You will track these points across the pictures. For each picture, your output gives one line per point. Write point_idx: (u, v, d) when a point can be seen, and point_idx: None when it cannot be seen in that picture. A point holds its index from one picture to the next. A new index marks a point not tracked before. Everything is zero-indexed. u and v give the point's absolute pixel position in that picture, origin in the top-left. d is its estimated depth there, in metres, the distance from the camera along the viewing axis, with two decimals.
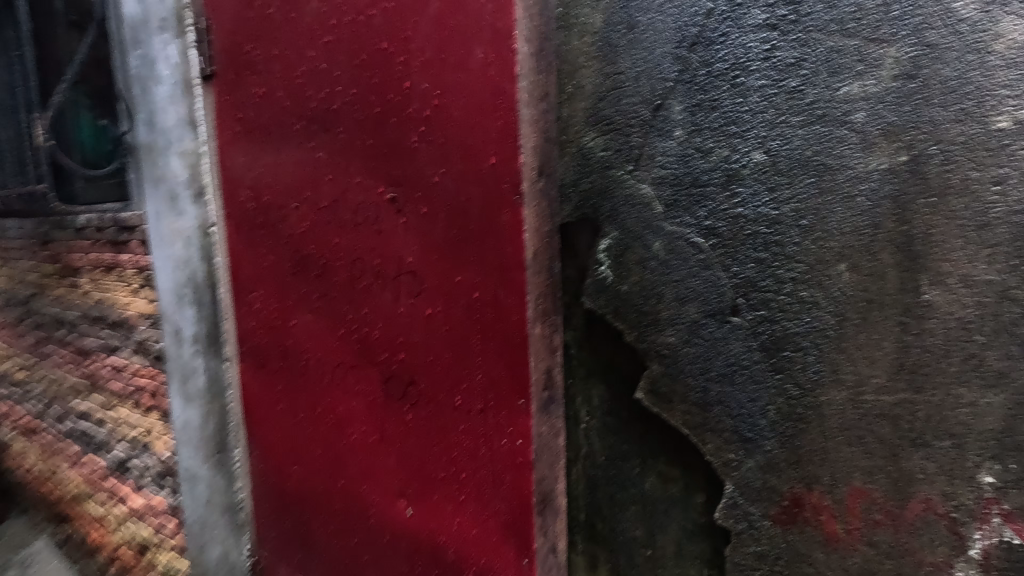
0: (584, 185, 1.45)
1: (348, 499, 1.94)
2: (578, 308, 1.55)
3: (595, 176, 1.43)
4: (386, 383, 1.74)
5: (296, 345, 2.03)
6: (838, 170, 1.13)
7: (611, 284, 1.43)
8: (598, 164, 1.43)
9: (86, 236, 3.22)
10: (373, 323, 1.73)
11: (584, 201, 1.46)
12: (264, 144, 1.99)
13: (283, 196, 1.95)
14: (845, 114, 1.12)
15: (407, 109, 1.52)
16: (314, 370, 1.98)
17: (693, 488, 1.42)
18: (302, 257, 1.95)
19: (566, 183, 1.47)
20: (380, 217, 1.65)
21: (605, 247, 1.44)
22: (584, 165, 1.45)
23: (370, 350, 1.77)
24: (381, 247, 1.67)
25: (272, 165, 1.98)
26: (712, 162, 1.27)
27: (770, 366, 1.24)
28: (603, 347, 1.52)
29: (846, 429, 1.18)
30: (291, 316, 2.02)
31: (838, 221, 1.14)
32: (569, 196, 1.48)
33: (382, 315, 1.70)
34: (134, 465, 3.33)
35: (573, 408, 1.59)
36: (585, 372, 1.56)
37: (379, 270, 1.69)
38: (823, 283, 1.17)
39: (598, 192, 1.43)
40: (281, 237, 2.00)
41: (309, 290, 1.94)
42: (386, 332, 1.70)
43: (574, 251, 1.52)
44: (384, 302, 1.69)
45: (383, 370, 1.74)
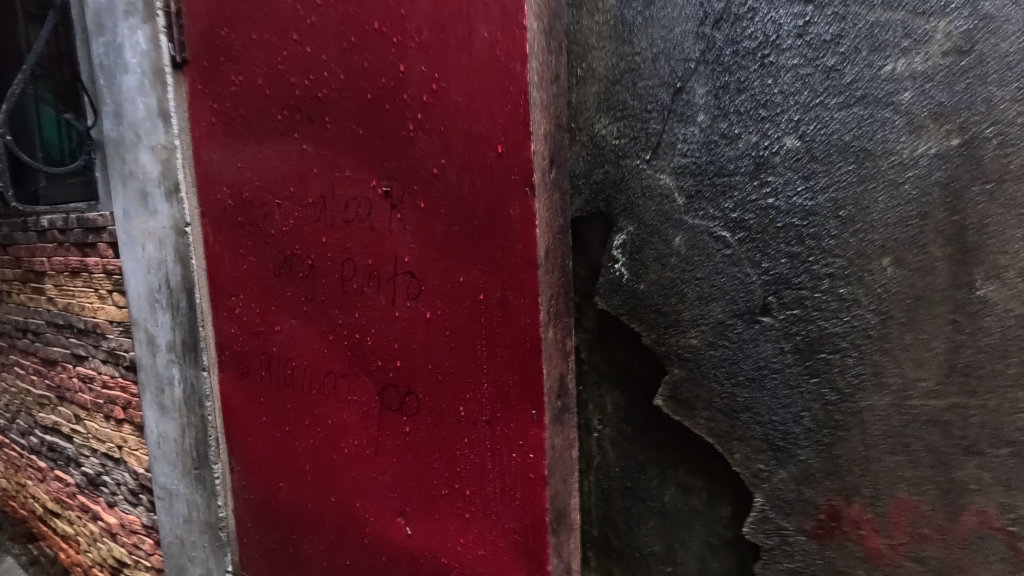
0: (596, 177, 1.35)
1: (342, 516, 1.81)
2: (590, 309, 1.44)
3: (608, 166, 1.33)
4: (381, 392, 1.61)
5: (283, 349, 1.89)
6: (881, 156, 1.04)
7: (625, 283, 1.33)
8: (612, 154, 1.32)
9: (51, 239, 3.02)
10: (367, 327, 1.60)
11: (596, 194, 1.36)
12: (243, 137, 1.84)
13: (267, 191, 1.81)
14: (891, 94, 1.02)
15: (401, 95, 1.39)
16: (302, 379, 1.85)
17: (716, 500, 1.31)
18: (286, 257, 1.81)
19: (577, 175, 1.37)
20: (372, 214, 1.52)
21: (620, 244, 1.33)
22: (598, 155, 1.34)
23: (363, 356, 1.64)
24: (373, 246, 1.54)
25: (254, 159, 1.83)
26: (739, 149, 1.17)
27: (806, 370, 1.15)
28: (616, 351, 1.41)
29: (890, 436, 1.08)
30: (278, 321, 1.88)
31: (881, 211, 1.05)
32: (581, 190, 1.38)
33: (377, 319, 1.57)
34: (106, 481, 3.14)
35: (584, 416, 1.48)
36: (596, 377, 1.46)
37: (371, 270, 1.56)
38: (864, 279, 1.07)
39: (612, 185, 1.33)
40: (265, 236, 1.86)
41: (295, 291, 1.80)
42: (380, 337, 1.58)
43: (586, 248, 1.41)
44: (377, 305, 1.56)
45: (377, 378, 1.61)
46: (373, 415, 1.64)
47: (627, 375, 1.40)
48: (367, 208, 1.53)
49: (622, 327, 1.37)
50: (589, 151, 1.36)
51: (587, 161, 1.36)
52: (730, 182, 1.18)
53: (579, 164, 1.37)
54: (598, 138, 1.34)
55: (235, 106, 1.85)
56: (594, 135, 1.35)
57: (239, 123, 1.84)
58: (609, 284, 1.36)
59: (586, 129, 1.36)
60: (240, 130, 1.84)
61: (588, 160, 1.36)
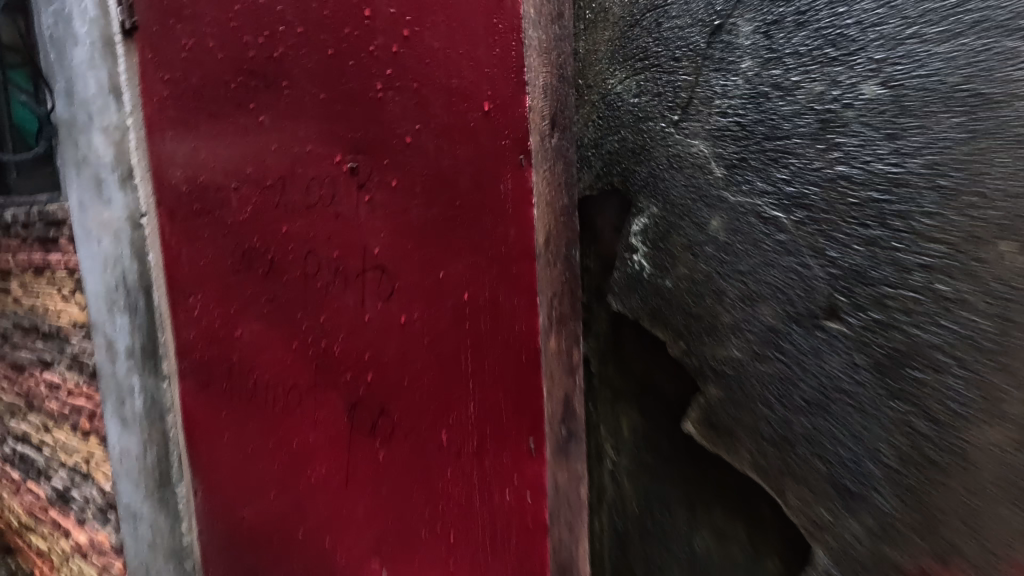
0: (612, 144, 1.19)
1: (312, 552, 1.55)
2: (603, 311, 1.23)
3: (625, 132, 1.17)
4: (350, 411, 1.35)
5: (245, 356, 1.62)
6: (1005, 103, 0.71)
7: (641, 279, 1.13)
8: (631, 118, 1.15)
9: (14, 235, 2.78)
10: (332, 333, 1.35)
11: (607, 167, 1.20)
12: (194, 110, 1.57)
13: (225, 173, 1.54)
14: (1021, 14, 0.69)
15: (367, 46, 1.12)
16: (265, 390, 1.59)
17: (763, 547, 1.00)
18: (245, 250, 1.54)
19: (587, 145, 1.24)
20: (335, 197, 1.26)
21: (638, 232, 1.14)
22: (614, 120, 1.19)
23: (328, 366, 1.38)
24: (337, 235, 1.28)
25: (208, 135, 1.56)
26: (797, 103, 0.91)
27: (886, 391, 0.85)
28: (628, 362, 1.19)
29: (1008, 485, 0.74)
30: (239, 323, 1.62)
31: (1005, 179, 0.72)
32: (592, 164, 1.24)
33: (343, 324, 1.32)
34: (74, 497, 2.90)
35: (597, 441, 1.27)
36: (605, 394, 1.23)
37: (336, 263, 1.30)
38: (972, 268, 0.76)
39: (628, 154, 1.16)
40: (223, 225, 1.59)
41: (254, 290, 1.54)
42: (347, 346, 1.32)
43: (596, 234, 1.23)
44: (344, 305, 1.31)
45: (347, 393, 1.35)
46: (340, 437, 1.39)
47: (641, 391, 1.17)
48: (329, 190, 1.27)
49: (636, 332, 1.16)
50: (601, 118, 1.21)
51: (601, 127, 1.22)
52: (782, 147, 0.93)
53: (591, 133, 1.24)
54: (616, 98, 1.19)
55: (186, 72, 1.58)
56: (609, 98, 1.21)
57: (190, 93, 1.58)
58: (622, 282, 1.17)
59: (599, 94, 1.22)
60: (190, 101, 1.58)
61: (602, 126, 1.22)
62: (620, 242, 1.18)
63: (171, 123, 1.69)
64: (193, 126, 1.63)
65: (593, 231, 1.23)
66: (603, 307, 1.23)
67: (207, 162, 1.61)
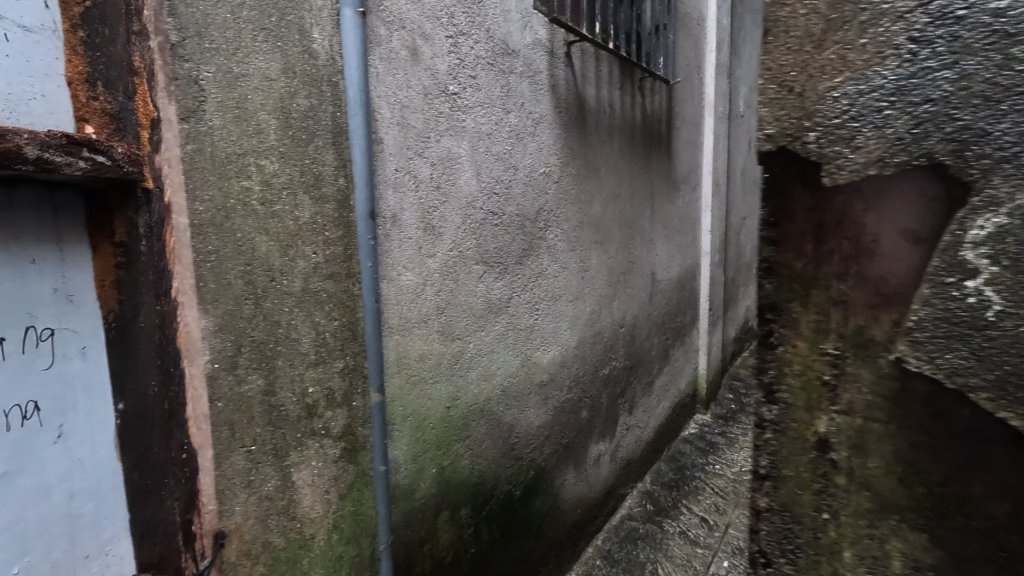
0: (913, 96, 0.69)
1: None
2: (868, 377, 0.77)
3: (949, 70, 0.68)
4: (190, 469, 1.10)
5: (213, 397, 1.16)
6: None
7: (969, 328, 0.69)
8: (950, 51, 0.67)
9: None
10: (138, 374, 1.02)
11: (922, 134, 0.70)
12: (180, 46, 1.06)
13: (118, 93, 0.94)
14: None
15: None
16: (153, 401, 1.04)
17: None
18: (132, 198, 0.98)
19: (857, 87, 0.72)
20: (153, 129, 1.01)
21: (978, 244, 0.68)
22: (907, 56, 0.69)
23: (139, 421, 1.02)
24: (160, 201, 1.03)
25: (197, 63, 1.10)
26: None
27: None
28: (905, 456, 0.76)
29: None
30: (230, 345, 1.19)
31: None
32: (860, 136, 0.73)
33: (150, 341, 1.04)
34: None
35: (832, 562, 0.84)
36: (853, 501, 0.81)
37: (160, 255, 1.04)
38: None
39: (958, 107, 0.68)
40: (212, 219, 1.14)
41: (141, 246, 1.00)
42: (163, 361, 1.05)
43: (857, 242, 0.76)
44: (131, 319, 1.00)
45: (165, 440, 1.06)
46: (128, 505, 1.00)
47: (928, 503, 0.76)
48: (143, 75, 0.98)
49: (921, 410, 0.74)
50: (858, 60, 0.72)
51: (868, 72, 0.71)
52: None
53: (838, 90, 0.73)
54: (892, 30, 0.69)
55: (222, 4, 1.14)
56: (882, 26, 0.70)
57: (183, 27, 1.07)
58: (928, 326, 0.71)
59: (861, 21, 0.71)
60: (201, 32, 1.10)
61: (869, 74, 0.71)
62: (931, 257, 0.71)
63: (181, 25, 1.06)
64: (129, 37, 0.96)
65: (845, 235, 0.77)
66: (863, 364, 0.77)
67: (276, 141, 1.27)
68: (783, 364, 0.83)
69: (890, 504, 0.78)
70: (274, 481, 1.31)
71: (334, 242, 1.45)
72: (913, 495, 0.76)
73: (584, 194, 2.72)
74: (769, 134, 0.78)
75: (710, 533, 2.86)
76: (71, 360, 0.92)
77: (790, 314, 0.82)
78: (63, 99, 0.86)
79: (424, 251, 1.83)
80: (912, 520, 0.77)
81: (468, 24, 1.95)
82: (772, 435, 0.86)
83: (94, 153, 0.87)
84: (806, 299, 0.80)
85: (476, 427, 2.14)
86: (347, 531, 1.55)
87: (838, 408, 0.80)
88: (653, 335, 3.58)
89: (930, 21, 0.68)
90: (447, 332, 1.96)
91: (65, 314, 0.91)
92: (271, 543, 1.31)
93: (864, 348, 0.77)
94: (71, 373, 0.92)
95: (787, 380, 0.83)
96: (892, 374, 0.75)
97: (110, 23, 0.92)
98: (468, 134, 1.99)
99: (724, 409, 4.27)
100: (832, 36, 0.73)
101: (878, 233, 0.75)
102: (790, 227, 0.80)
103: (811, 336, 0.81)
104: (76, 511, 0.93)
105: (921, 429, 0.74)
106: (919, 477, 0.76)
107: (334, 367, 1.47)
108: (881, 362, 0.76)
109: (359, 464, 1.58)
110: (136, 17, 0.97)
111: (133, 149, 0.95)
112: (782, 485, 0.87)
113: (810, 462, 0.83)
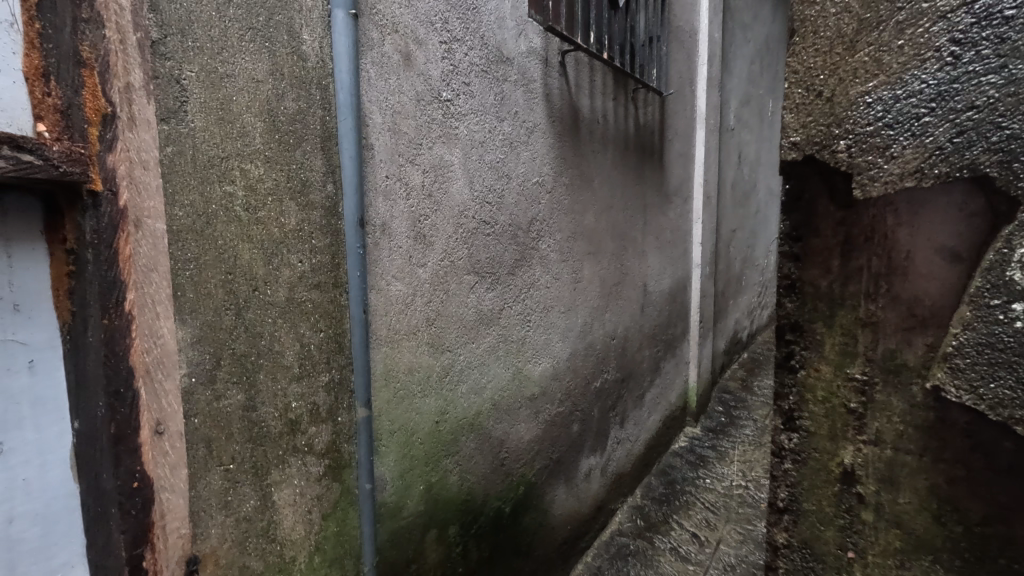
0: (955, 103, 0.70)
1: None
2: (895, 406, 0.81)
3: (994, 73, 0.67)
4: (141, 498, 0.99)
5: (189, 413, 1.08)
6: None
7: (1015, 356, 0.67)
8: (996, 54, 0.66)
9: None
10: (88, 394, 0.92)
11: (966, 144, 0.70)
12: (161, 43, 1.00)
13: (70, 84, 0.86)
14: None
15: None
16: (105, 425, 0.94)
17: None
18: (78, 200, 0.88)
19: (895, 93, 0.74)
20: (106, 127, 0.91)
21: None
22: (949, 59, 0.70)
23: (88, 444, 0.93)
24: (114, 205, 0.92)
25: (180, 62, 1.03)
26: None
27: None
28: (940, 491, 0.78)
29: None
30: (209, 358, 1.11)
31: None
32: (896, 145, 0.75)
33: (97, 357, 0.92)
34: None
35: None
36: (883, 539, 0.85)
37: (109, 265, 0.92)
38: None
39: (1004, 114, 0.67)
40: (192, 224, 1.07)
41: (88, 255, 0.89)
42: (111, 382, 0.94)
43: (888, 255, 0.80)
44: (82, 333, 0.91)
45: (114, 467, 0.95)
46: (73, 535, 0.91)
47: (966, 544, 0.77)
48: (94, 67, 0.89)
49: (961, 442, 0.75)
50: (894, 63, 0.74)
51: (905, 77, 0.73)
52: None
53: (872, 95, 0.76)
54: (933, 30, 0.70)
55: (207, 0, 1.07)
56: (921, 26, 0.71)
57: (164, 24, 1.00)
58: (969, 351, 0.72)
59: (901, 21, 0.73)
60: (184, 30, 1.03)
61: (907, 79, 0.73)
62: (975, 274, 0.71)
63: (163, 22, 1.00)
64: (77, 25, 0.86)
65: (876, 252, 0.81)
66: (893, 392, 0.81)
67: (262, 145, 1.20)
68: (805, 390, 0.90)
69: (923, 543, 0.81)
70: (253, 502, 1.22)
71: (321, 250, 1.37)
72: (950, 534, 0.78)
73: (577, 204, 2.67)
74: (794, 142, 0.84)
75: (702, 549, 2.73)
76: (16, 373, 0.84)
77: (814, 336, 0.88)
78: (18, 95, 0.79)
79: (414, 261, 1.76)
80: (947, 560, 0.79)
81: (462, 29, 1.90)
82: (793, 464, 0.93)
83: (19, 151, 0.77)
84: (830, 320, 0.86)
85: (465, 442, 2.06)
86: (329, 554, 1.46)
87: (866, 437, 0.84)
88: (645, 347, 3.52)
89: (975, 21, 0.67)
90: (436, 344, 1.89)
91: (9, 323, 0.83)
92: (248, 567, 1.22)
93: (896, 375, 0.80)
94: (17, 388, 0.84)
95: (809, 408, 0.90)
96: (926, 404, 0.78)
97: (60, 13, 0.84)
98: (461, 142, 1.93)
99: (714, 421, 4.20)
100: (864, 37, 0.76)
101: (912, 250, 0.77)
102: (816, 243, 0.86)
103: (836, 360, 0.86)
104: (17, 538, 0.85)
105: (959, 462, 0.76)
106: (956, 515, 0.77)
107: (319, 381, 1.39)
108: (913, 391, 0.79)
109: (343, 482, 1.49)
110: (86, 3, 0.87)
111: (77, 148, 0.86)
112: (802, 520, 0.94)
113: (833, 496, 0.89)
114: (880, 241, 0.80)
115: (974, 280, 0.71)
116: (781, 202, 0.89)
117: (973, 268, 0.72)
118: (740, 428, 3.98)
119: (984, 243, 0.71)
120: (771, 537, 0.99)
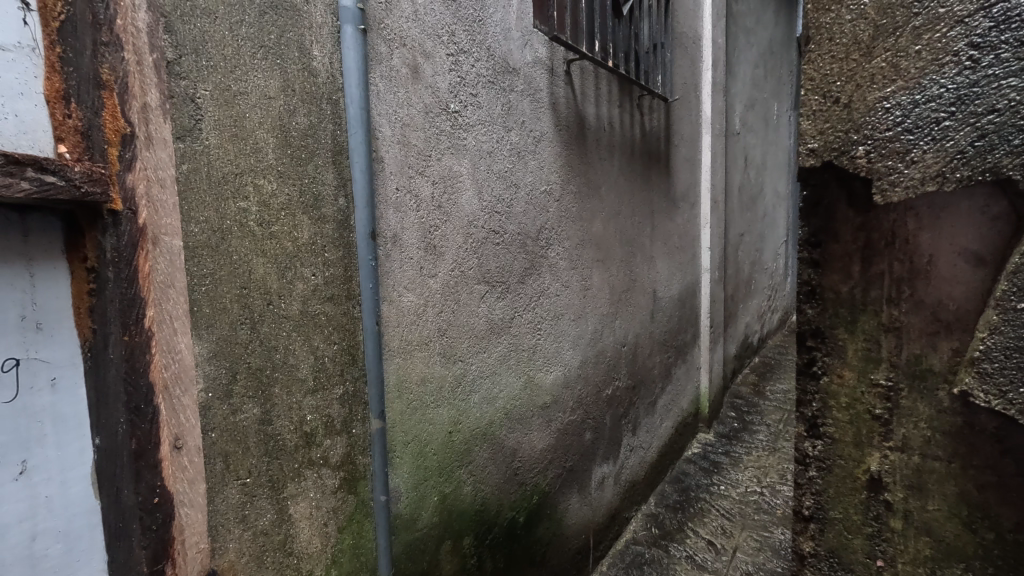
0: (976, 106, 0.70)
1: None
2: (922, 412, 0.80)
3: (1015, 76, 0.67)
4: (162, 513, 1.01)
5: (207, 428, 1.09)
6: None
7: None
8: (1016, 58, 0.67)
9: None
10: (109, 410, 0.93)
11: (988, 149, 0.70)
12: (176, 63, 1.01)
13: (89, 106, 0.87)
14: None
15: None
16: (123, 441, 0.95)
17: None
18: (96, 218, 0.89)
19: (914, 97, 0.74)
20: (125, 147, 0.92)
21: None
22: (968, 63, 0.70)
23: (111, 460, 0.94)
24: (133, 223, 0.94)
25: (195, 81, 1.05)
26: None
27: None
28: (971, 498, 0.78)
29: None
30: (225, 372, 1.12)
31: None
32: (916, 149, 0.75)
33: (118, 373, 0.94)
34: None
35: None
36: (912, 546, 0.84)
37: (129, 282, 0.94)
38: None
39: None
40: (208, 241, 1.08)
41: (106, 274, 0.91)
42: (131, 398, 0.96)
43: (910, 259, 0.79)
44: (101, 350, 0.92)
45: (134, 482, 0.97)
46: (94, 551, 0.91)
47: (998, 551, 0.76)
48: (113, 88, 0.91)
49: (991, 447, 0.75)
50: (912, 68, 0.74)
51: (924, 82, 0.73)
52: None
53: (891, 100, 0.76)
54: (950, 35, 0.71)
55: (220, 21, 1.09)
56: (939, 32, 0.72)
57: (180, 44, 1.02)
58: (997, 356, 0.72)
59: (919, 24, 0.73)
60: (198, 49, 1.05)
61: (926, 83, 0.73)
62: (1000, 278, 0.72)
63: (178, 42, 1.02)
64: (97, 49, 0.88)
65: (898, 257, 0.81)
66: (919, 397, 0.81)
67: (274, 160, 1.21)
68: (828, 397, 0.89)
69: (954, 550, 0.80)
70: (270, 515, 1.22)
71: (334, 263, 1.38)
72: (981, 541, 0.78)
73: (585, 212, 2.67)
74: (812, 148, 0.84)
75: (718, 557, 2.69)
76: (39, 392, 0.85)
77: (836, 342, 0.88)
78: (41, 117, 0.81)
79: (425, 271, 1.77)
80: (979, 567, 0.78)
81: (469, 41, 1.92)
82: (818, 473, 0.92)
83: (43, 173, 0.78)
84: (853, 325, 0.86)
85: (478, 451, 2.05)
86: (346, 566, 1.45)
87: (892, 444, 0.84)
88: (655, 353, 3.50)
89: (994, 25, 0.68)
90: (448, 355, 1.89)
91: (32, 341, 0.84)
92: None
93: (921, 380, 0.80)
94: (40, 406, 0.85)
95: (833, 415, 0.89)
96: (953, 409, 0.78)
97: (81, 38, 0.86)
98: (469, 153, 1.94)
99: (726, 427, 4.16)
100: (880, 44, 0.76)
101: (934, 253, 0.78)
102: (836, 249, 0.86)
103: (860, 366, 0.86)
104: (41, 555, 0.85)
105: (989, 468, 0.76)
106: (987, 522, 0.77)
107: (334, 394, 1.39)
108: (940, 397, 0.79)
109: (359, 494, 1.49)
110: (106, 26, 0.90)
111: (97, 168, 0.87)
112: (829, 528, 0.93)
113: (860, 504, 0.89)
114: (902, 246, 0.80)
115: (999, 284, 0.71)
116: (799, 208, 0.89)
117: (998, 271, 0.72)
118: (753, 433, 3.94)
119: (1009, 246, 0.71)
120: (796, 547, 0.98)
